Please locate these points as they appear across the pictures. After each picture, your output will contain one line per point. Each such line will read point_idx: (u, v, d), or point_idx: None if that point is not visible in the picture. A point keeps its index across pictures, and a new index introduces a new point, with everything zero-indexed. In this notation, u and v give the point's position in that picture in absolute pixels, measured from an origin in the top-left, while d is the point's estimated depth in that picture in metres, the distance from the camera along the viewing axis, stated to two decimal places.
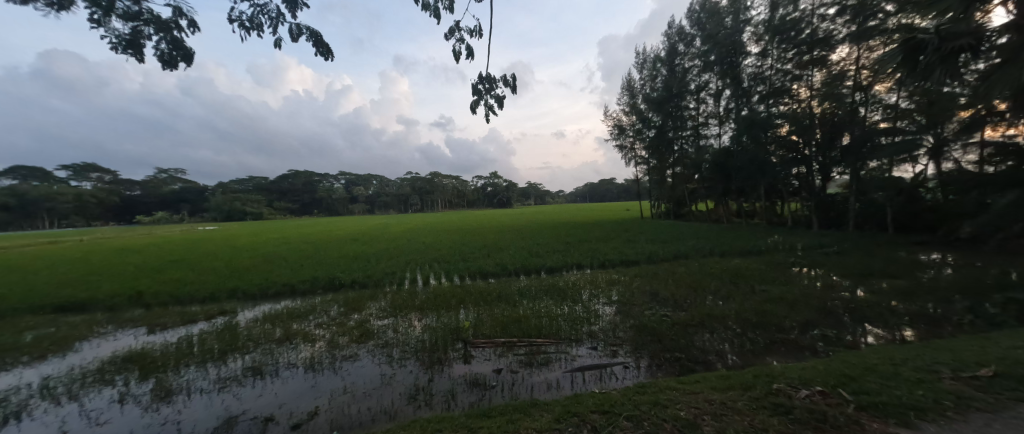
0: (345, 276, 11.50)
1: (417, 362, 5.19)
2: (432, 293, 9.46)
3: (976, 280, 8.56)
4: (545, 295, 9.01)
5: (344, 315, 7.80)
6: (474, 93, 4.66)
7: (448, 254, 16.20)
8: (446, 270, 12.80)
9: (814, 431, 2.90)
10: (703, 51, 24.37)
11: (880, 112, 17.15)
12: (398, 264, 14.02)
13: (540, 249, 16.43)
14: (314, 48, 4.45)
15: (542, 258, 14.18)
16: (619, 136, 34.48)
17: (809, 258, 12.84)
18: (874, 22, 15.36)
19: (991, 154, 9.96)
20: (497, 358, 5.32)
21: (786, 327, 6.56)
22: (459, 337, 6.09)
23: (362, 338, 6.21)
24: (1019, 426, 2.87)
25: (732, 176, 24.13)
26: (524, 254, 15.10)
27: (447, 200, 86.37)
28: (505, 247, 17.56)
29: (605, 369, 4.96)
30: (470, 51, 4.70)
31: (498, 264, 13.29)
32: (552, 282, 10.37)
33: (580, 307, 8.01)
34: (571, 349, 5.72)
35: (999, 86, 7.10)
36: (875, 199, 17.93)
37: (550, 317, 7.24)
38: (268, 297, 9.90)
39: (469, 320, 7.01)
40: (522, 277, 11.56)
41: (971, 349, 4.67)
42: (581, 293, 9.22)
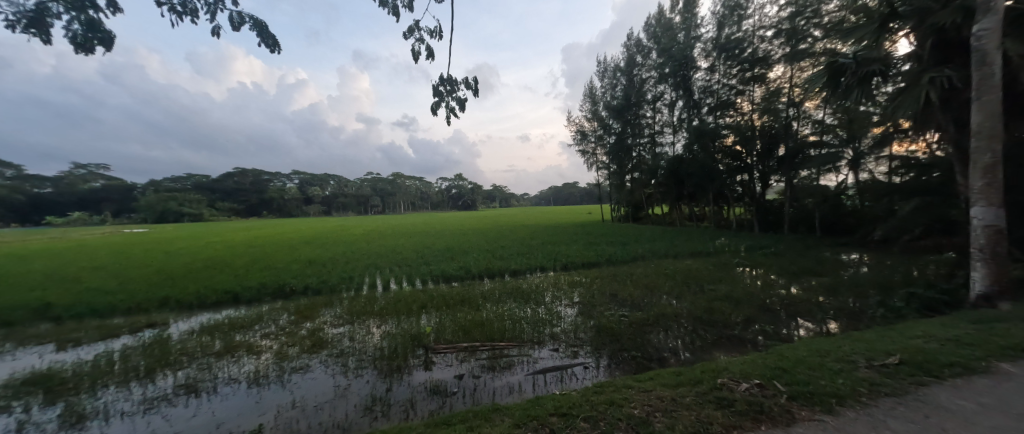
0: (294, 283, 10.97)
1: (374, 371, 5.13)
2: (392, 298, 9.31)
3: (888, 277, 9.73)
4: (508, 298, 9.14)
5: (295, 324, 7.50)
6: (434, 95, 4.80)
7: (411, 257, 15.94)
8: (408, 273, 12.61)
9: (752, 421, 3.22)
10: (658, 64, 25.70)
11: (810, 126, 18.96)
12: (356, 268, 13.60)
13: (503, 252, 16.57)
14: (259, 39, 4.36)
15: (506, 261, 14.32)
16: (581, 141, 35.54)
17: (751, 259, 13.96)
18: (804, 45, 17.10)
19: (897, 166, 11.39)
20: (459, 364, 5.37)
21: (731, 323, 7.12)
22: (419, 343, 6.07)
23: (314, 348, 6.04)
24: (917, 408, 3.35)
25: (684, 183, 25.58)
26: (487, 257, 15.18)
27: (410, 201, 85.03)
28: (469, 250, 17.55)
29: (566, 370, 5.16)
30: (430, 52, 4.88)
31: (460, 267, 13.27)
32: (515, 285, 10.53)
33: (541, 309, 8.22)
34: (532, 352, 5.89)
35: (904, 106, 8.12)
36: (807, 205, 19.81)
37: (513, 320, 7.38)
38: (206, 307, 9.25)
39: (431, 325, 7.01)
40: (486, 280, 11.65)
41: (882, 339, 5.33)
42: (543, 295, 9.46)
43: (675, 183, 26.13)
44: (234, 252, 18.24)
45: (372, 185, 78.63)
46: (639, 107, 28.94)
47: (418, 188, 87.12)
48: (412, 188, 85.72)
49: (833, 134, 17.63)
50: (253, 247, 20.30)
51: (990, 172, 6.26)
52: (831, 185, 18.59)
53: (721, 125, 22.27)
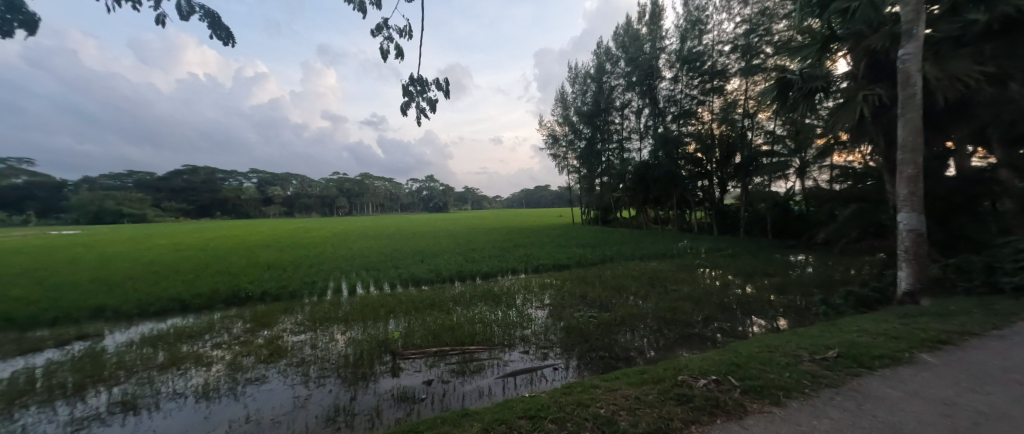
0: (252, 288, 10.47)
1: (338, 380, 5.01)
2: (359, 303, 9.09)
3: (829, 277, 10.56)
4: (479, 301, 9.16)
5: (251, 333, 7.17)
6: (405, 96, 4.71)
7: (379, 260, 15.58)
8: (377, 277, 12.33)
9: (709, 415, 3.42)
10: (626, 72, 26.55)
11: (763, 136, 20.23)
12: (321, 272, 13.13)
13: (474, 255, 16.53)
14: (212, 31, 3.83)
15: (477, 264, 14.30)
16: (553, 145, 36.12)
17: (711, 260, 14.73)
18: (758, 60, 18.25)
19: (837, 175, 12.40)
20: (428, 370, 5.34)
21: (693, 322, 7.49)
22: (387, 349, 5.98)
23: (272, 358, 5.81)
24: (851, 398, 3.69)
25: (650, 187, 26.51)
26: (458, 260, 15.08)
27: (378, 203, 83.19)
28: (440, 253, 17.37)
29: (536, 372, 5.26)
30: (399, 52, 4.76)
31: (430, 270, 13.13)
32: (486, 287, 10.55)
33: (512, 312, 8.28)
34: (503, 355, 5.95)
35: (842, 120, 8.88)
36: (760, 210, 21.10)
37: (484, 323, 7.41)
38: (149, 316, 8.66)
39: (399, 331, 6.91)
40: (457, 283, 11.60)
41: (824, 334, 5.79)
42: (514, 297, 9.54)
43: (641, 187, 27.04)
44: (184, 256, 17.15)
45: (338, 186, 76.28)
46: (608, 113, 29.76)
47: (388, 189, 85.44)
48: (381, 190, 83.91)
49: (783, 144, 19.01)
50: (207, 251, 19.22)
51: (913, 181, 6.94)
52: (781, 192, 19.91)
53: (684, 133, 23.28)
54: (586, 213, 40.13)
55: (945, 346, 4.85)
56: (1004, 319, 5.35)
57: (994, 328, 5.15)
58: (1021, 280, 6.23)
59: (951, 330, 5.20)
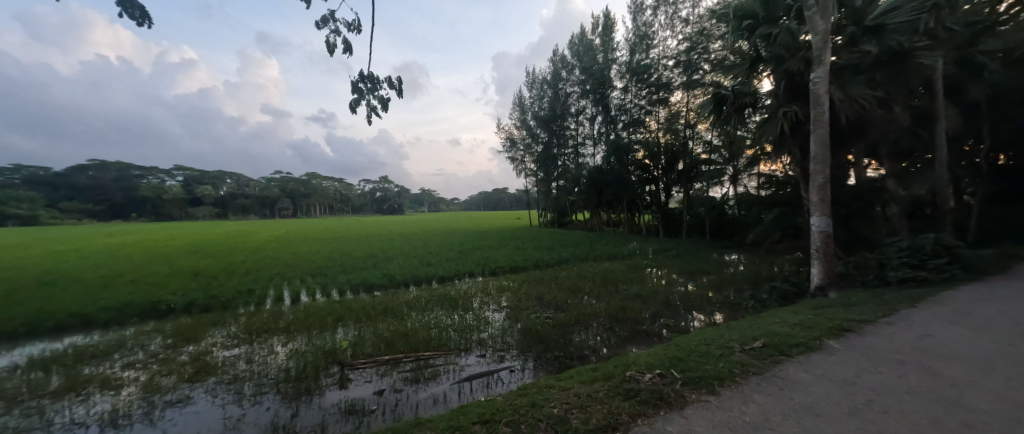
0: (174, 299, 9.63)
1: (277, 396, 4.81)
2: (303, 312, 8.70)
3: (757, 274, 11.67)
4: (435, 305, 9.12)
5: (173, 349, 6.62)
6: (355, 92, 4.66)
7: (329, 266, 14.93)
8: (326, 283, 11.86)
9: (653, 407, 3.71)
10: (580, 80, 27.57)
11: (702, 146, 21.87)
12: (260, 280, 12.35)
13: (431, 258, 16.33)
14: (125, 9, 3.61)
15: (433, 267, 14.18)
16: (511, 149, 36.55)
17: (657, 260, 15.70)
18: (698, 76, 19.77)
19: (764, 182, 13.74)
20: (379, 379, 5.27)
21: (641, 319, 7.99)
22: (335, 360, 5.81)
23: (198, 376, 5.44)
24: (772, 383, 4.17)
25: (603, 192, 27.61)
26: (413, 264, 14.84)
27: (327, 205, 79.29)
28: (394, 257, 16.97)
29: (492, 375, 5.37)
30: (348, 48, 4.69)
31: (383, 275, 12.81)
32: (443, 292, 10.51)
33: (470, 315, 8.34)
34: (459, 360, 6.00)
35: (767, 133, 9.90)
36: (700, 213, 22.76)
37: (440, 328, 7.40)
38: (40, 335, 7.67)
39: (348, 340, 6.73)
40: (413, 288, 11.44)
41: (753, 326, 6.43)
42: (471, 301, 9.60)
43: (594, 191, 28.10)
44: (93, 263, 15.38)
45: (282, 187, 71.77)
46: (564, 119, 30.67)
47: (338, 191, 81.73)
48: (331, 191, 80.11)
49: (718, 153, 20.68)
50: (123, 257, 17.41)
51: (823, 189, 7.89)
52: (717, 197, 21.66)
53: (633, 141, 24.57)
54: (543, 216, 40.95)
55: (847, 332, 5.58)
56: (893, 307, 6.26)
57: (885, 315, 6.01)
58: (907, 273, 7.32)
59: (853, 318, 6.00)
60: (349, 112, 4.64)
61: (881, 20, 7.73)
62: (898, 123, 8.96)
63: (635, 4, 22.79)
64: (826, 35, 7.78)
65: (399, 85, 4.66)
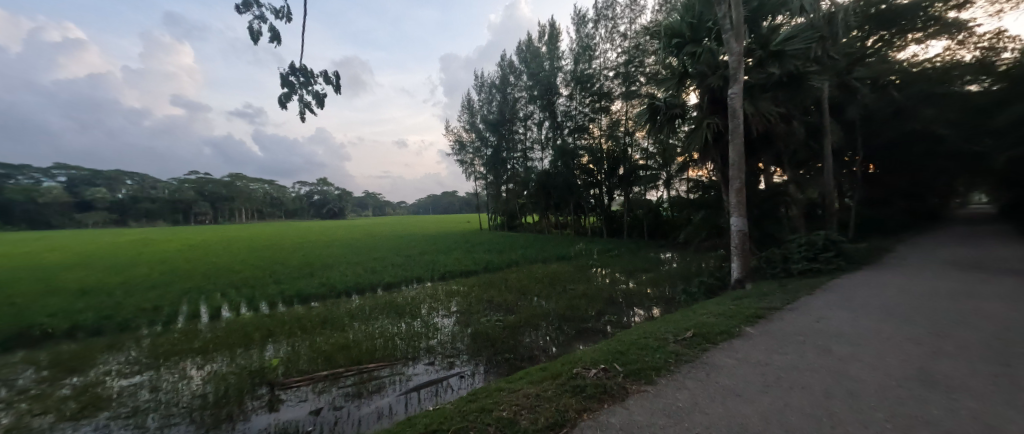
0: (56, 324, 8.36)
1: (193, 426, 4.40)
2: (225, 329, 8.01)
3: (689, 270, 12.79)
4: (380, 314, 8.93)
5: (52, 382, 5.72)
6: (285, 85, 4.54)
7: (260, 276, 13.88)
8: (258, 294, 11.04)
9: (599, 401, 3.81)
10: (527, 86, 28.28)
11: (640, 153, 23.40)
12: (175, 295, 11.16)
13: (375, 264, 15.84)
14: None
15: (380, 274, 13.81)
16: (460, 151, 36.44)
17: (601, 260, 16.59)
18: (635, 87, 21.21)
19: (692, 187, 15.08)
20: (316, 398, 5.03)
21: (587, 316, 8.46)
22: (263, 380, 5.44)
23: (85, 412, 4.74)
24: (701, 370, 4.56)
25: (550, 195, 28.42)
26: (357, 271, 14.29)
27: (256, 209, 73.08)
28: (336, 264, 16.19)
29: (441, 383, 5.39)
30: (275, 37, 4.59)
31: (322, 284, 12.20)
32: (389, 299, 10.27)
33: (417, 322, 8.27)
34: (406, 369, 5.95)
35: (694, 142, 10.92)
36: (639, 215, 24.34)
37: (386, 337, 7.27)
38: None
39: (280, 357, 6.36)
40: (356, 296, 11.04)
41: (684, 318, 7.08)
42: (420, 307, 9.51)
43: (543, 195, 28.85)
44: None
45: (204, 190, 65.10)
46: (513, 123, 31.24)
47: (270, 193, 75.76)
48: (261, 194, 73.95)
49: (654, 159, 22.32)
50: None
51: (739, 193, 8.86)
52: (654, 199, 23.31)
53: (579, 146, 25.65)
54: (493, 219, 41.21)
55: (760, 319, 6.35)
56: (795, 295, 7.23)
57: (789, 302, 6.91)
58: (805, 265, 8.50)
59: (765, 307, 6.81)
60: (279, 105, 4.50)
61: (781, 46, 8.95)
62: (798, 136, 10.34)
63: (578, 17, 23.91)
64: (740, 57, 8.78)
65: (334, 80, 4.61)
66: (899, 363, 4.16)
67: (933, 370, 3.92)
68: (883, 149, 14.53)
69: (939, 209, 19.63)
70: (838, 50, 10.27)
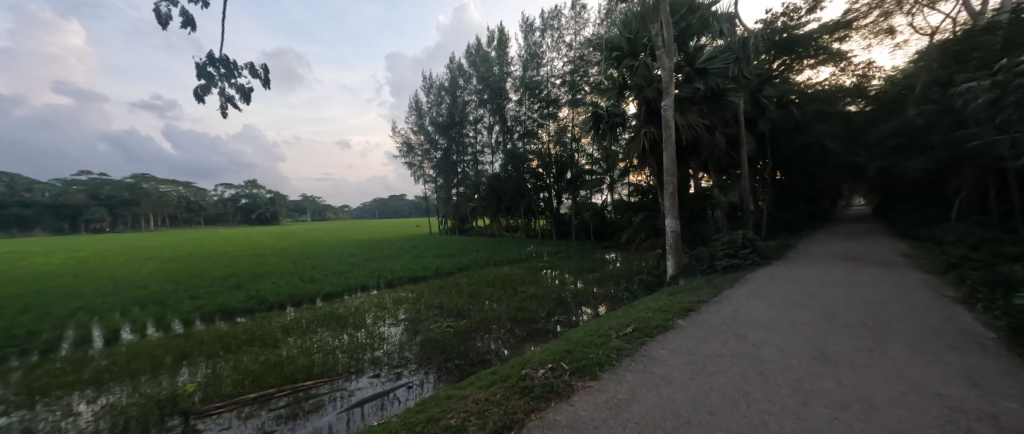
0: None
1: None
2: (135, 350, 7.08)
3: (631, 268, 13.61)
4: (321, 327, 8.48)
5: None
6: (203, 77, 4.14)
7: (174, 291, 12.38)
8: (172, 311, 9.83)
9: (547, 401, 3.87)
10: (477, 89, 28.40)
11: (585, 158, 24.49)
12: (68, 316, 9.66)
13: (313, 274, 14.94)
14: None
15: (320, 283, 13.09)
16: (408, 153, 35.54)
17: (551, 262, 17.09)
18: (581, 95, 22.24)
19: (632, 191, 16.09)
20: (241, 424, 4.53)
21: (538, 317, 8.72)
22: (174, 410, 4.77)
23: None
24: (639, 363, 4.80)
25: (501, 198, 28.65)
26: (292, 282, 13.39)
27: (169, 214, 65.02)
28: (268, 275, 15.01)
29: (387, 396, 5.22)
30: (188, 22, 4.26)
31: (250, 297, 11.24)
32: (330, 310, 9.79)
33: (360, 334, 8.00)
34: (349, 384, 5.66)
35: (634, 149, 11.65)
36: (585, 218, 25.40)
37: (327, 351, 6.91)
38: None
39: (202, 378, 5.74)
40: (293, 309, 10.36)
41: (625, 315, 7.51)
42: (363, 317, 9.18)
43: (493, 198, 29.06)
44: None
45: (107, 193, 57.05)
46: (462, 127, 31.18)
47: (191, 197, 68.41)
48: (175, 198, 66.04)
49: (598, 164, 23.49)
50: None
51: (673, 196, 9.62)
52: (599, 203, 24.48)
53: (528, 150, 26.08)
54: (443, 223, 40.63)
55: (691, 311, 6.92)
56: (719, 289, 8.03)
57: (715, 296, 7.65)
58: (728, 261, 9.46)
59: (695, 300, 7.46)
60: (194, 98, 4.10)
61: (705, 65, 9.91)
62: (721, 145, 11.48)
63: (526, 24, 24.51)
64: (671, 71, 9.54)
65: (261, 74, 4.43)
66: (801, 345, 4.79)
67: (828, 348, 4.57)
68: (788, 158, 16.56)
69: (829, 210, 22.94)
70: (750, 71, 11.59)
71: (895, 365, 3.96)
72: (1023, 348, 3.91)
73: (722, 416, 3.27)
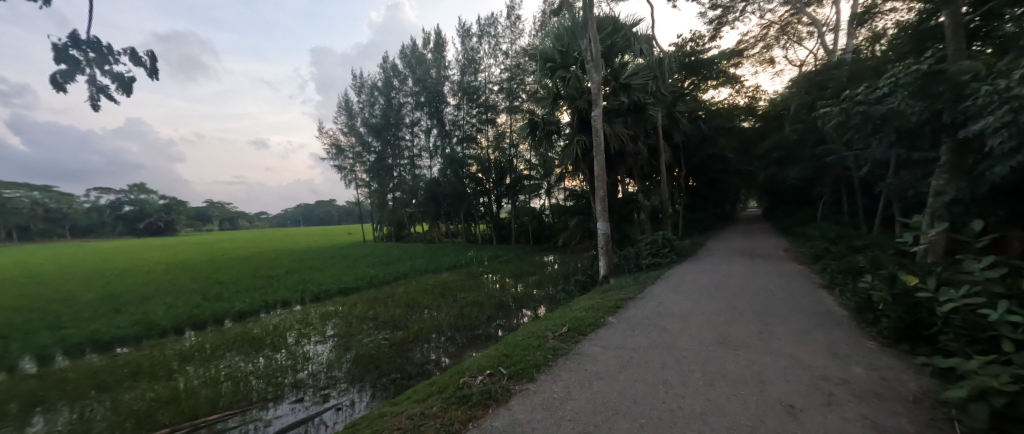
0: None
1: None
2: None
3: (567, 271, 14.22)
4: (236, 349, 7.68)
5: None
6: (64, 61, 3.62)
7: (34, 320, 10.25)
8: (31, 344, 8.14)
9: (484, 408, 3.96)
10: (413, 92, 27.89)
11: (524, 163, 25.09)
12: None
13: (221, 291, 13.40)
14: None
15: (234, 301, 11.86)
16: (337, 156, 33.44)
17: (490, 266, 17.24)
18: (517, 102, 22.89)
19: (567, 196, 16.88)
20: None
21: (479, 323, 8.79)
22: None
23: None
24: (572, 362, 5.07)
25: (440, 203, 28.20)
26: (195, 302, 11.87)
27: None
28: (164, 295, 13.11)
29: (314, 420, 4.90)
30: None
31: (137, 323, 9.67)
32: (246, 331, 8.90)
33: (280, 355, 7.33)
34: (268, 412, 5.20)
35: (568, 156, 12.25)
36: (524, 222, 25.99)
37: (244, 376, 6.29)
38: None
39: (79, 420, 4.88)
40: (201, 331, 9.24)
41: (562, 315, 7.87)
42: (284, 337, 8.45)
43: (432, 203, 28.58)
44: None
45: None
46: (397, 129, 30.39)
47: None
48: None
49: (535, 170, 24.18)
50: None
51: (603, 201, 10.28)
52: (537, 207, 25.13)
53: (467, 155, 26.06)
54: (379, 229, 38.94)
55: (620, 308, 7.47)
56: (643, 286, 8.74)
57: (640, 292, 8.33)
58: (651, 260, 10.36)
59: (623, 297, 8.04)
60: (50, 85, 3.60)
61: (628, 80, 10.91)
62: (643, 154, 12.50)
63: (462, 29, 24.64)
64: (599, 84, 10.24)
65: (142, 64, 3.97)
66: (710, 333, 5.40)
67: (732, 335, 5.20)
68: (699, 166, 18.52)
69: (732, 213, 26.07)
70: (664, 89, 12.89)
71: (783, 345, 4.63)
72: (868, 324, 4.83)
73: (643, 405, 3.61)
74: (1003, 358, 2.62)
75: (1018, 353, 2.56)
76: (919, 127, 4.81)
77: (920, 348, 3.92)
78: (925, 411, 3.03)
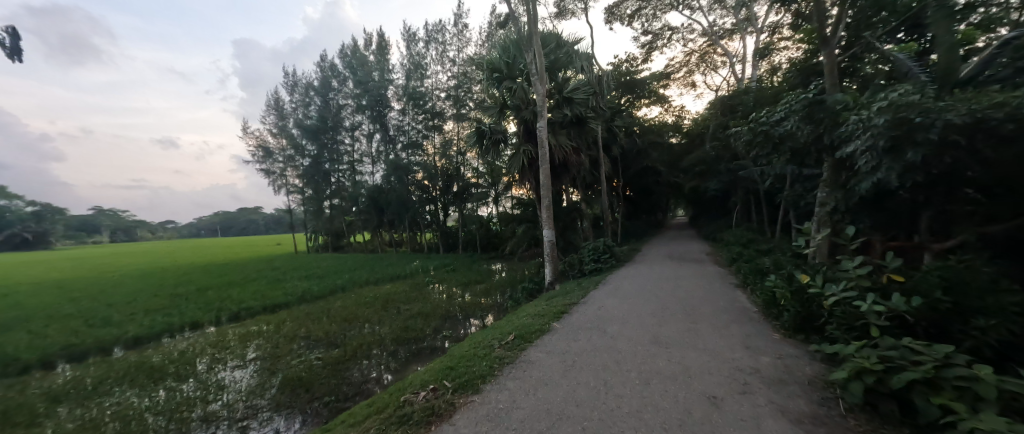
0: None
1: None
2: None
3: (514, 279, 14.34)
4: (132, 383, 6.75)
5: None
6: None
7: None
8: None
9: (426, 425, 3.93)
10: (354, 94, 26.78)
11: (471, 171, 25.08)
12: None
13: (110, 316, 11.65)
14: None
15: (129, 326, 10.39)
16: (265, 160, 30.95)
17: (437, 276, 16.91)
18: (465, 110, 23.03)
19: (515, 205, 17.14)
20: None
21: (424, 336, 8.61)
22: None
23: None
24: (515, 371, 5.18)
25: (384, 211, 27.15)
26: (74, 329, 10.19)
27: None
28: (32, 323, 11.09)
29: None
30: None
31: None
32: (147, 360, 7.88)
33: (187, 386, 6.58)
34: None
35: (516, 165, 12.47)
36: (472, 230, 25.86)
37: (141, 414, 5.55)
38: None
39: None
40: (83, 364, 7.97)
41: (509, 323, 7.98)
42: (191, 364, 7.58)
43: (374, 210, 27.42)
44: None
45: None
46: (336, 132, 28.91)
47: None
48: None
49: (482, 179, 24.19)
50: None
51: (549, 210, 10.59)
52: (485, 215, 24.51)
53: (412, 162, 25.51)
54: (315, 239, 36.47)
55: (564, 314, 7.75)
56: (586, 291, 9.13)
57: (583, 298, 8.68)
58: (593, 266, 10.87)
59: (566, 303, 8.34)
60: None
61: (571, 94, 11.47)
62: (585, 165, 13.10)
63: (408, 34, 24.33)
64: (543, 97, 10.63)
65: None
66: (645, 334, 5.81)
67: (664, 334, 5.66)
68: (635, 178, 19.76)
69: (667, 221, 28.05)
70: (603, 104, 13.70)
71: (706, 341, 5.14)
72: (773, 319, 5.50)
73: (585, 408, 3.81)
74: (872, 342, 3.15)
75: (882, 337, 3.09)
76: (806, 148, 5.65)
77: (813, 336, 4.57)
78: (817, 392, 3.54)
